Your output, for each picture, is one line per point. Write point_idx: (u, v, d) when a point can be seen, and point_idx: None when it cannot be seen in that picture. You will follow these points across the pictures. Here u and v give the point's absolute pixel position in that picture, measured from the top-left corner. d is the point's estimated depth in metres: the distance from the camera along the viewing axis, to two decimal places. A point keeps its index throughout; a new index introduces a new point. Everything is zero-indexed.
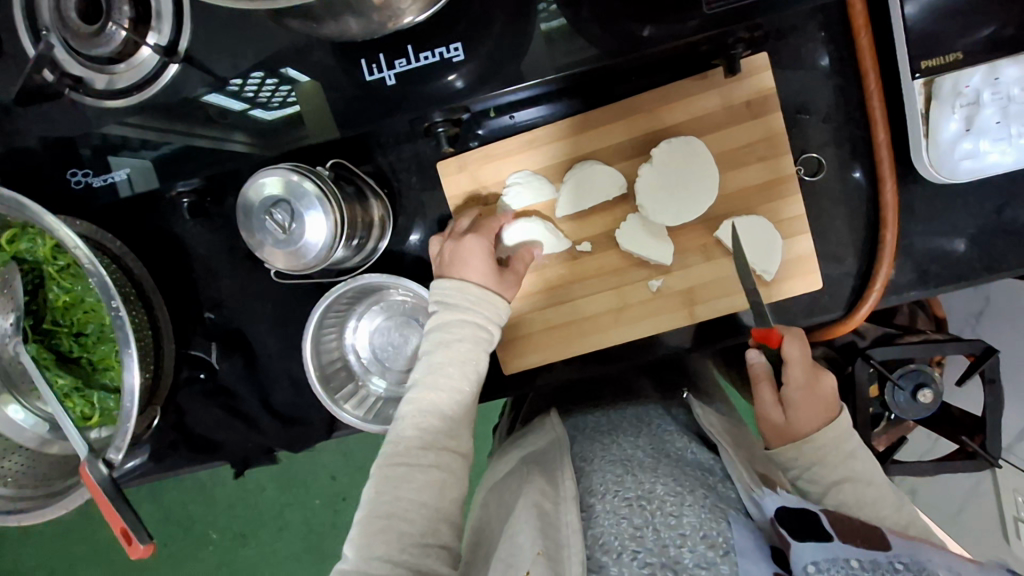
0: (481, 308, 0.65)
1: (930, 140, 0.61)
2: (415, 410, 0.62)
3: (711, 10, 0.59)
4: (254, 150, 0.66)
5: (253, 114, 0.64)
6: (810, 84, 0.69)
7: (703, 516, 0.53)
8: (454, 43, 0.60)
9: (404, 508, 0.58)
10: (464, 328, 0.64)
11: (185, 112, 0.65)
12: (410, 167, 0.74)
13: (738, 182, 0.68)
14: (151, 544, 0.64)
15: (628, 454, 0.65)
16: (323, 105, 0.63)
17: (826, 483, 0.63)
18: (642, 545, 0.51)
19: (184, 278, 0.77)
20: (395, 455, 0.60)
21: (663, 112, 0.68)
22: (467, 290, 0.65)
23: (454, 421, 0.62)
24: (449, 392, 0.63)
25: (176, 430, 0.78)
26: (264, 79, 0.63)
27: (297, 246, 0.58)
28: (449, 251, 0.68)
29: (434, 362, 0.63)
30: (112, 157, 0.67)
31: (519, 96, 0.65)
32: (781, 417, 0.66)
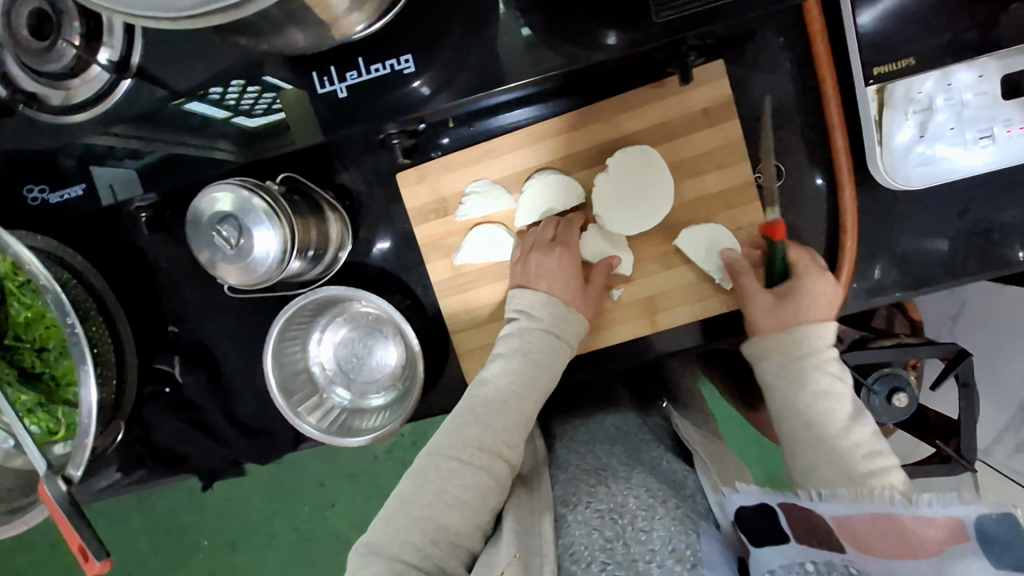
0: (565, 330, 0.66)
1: (884, 146, 0.60)
2: (476, 407, 0.62)
3: (664, 18, 0.57)
4: (239, 157, 0.68)
5: (236, 122, 0.65)
6: (768, 91, 0.68)
7: (672, 529, 0.52)
8: (405, 55, 0.59)
9: (446, 501, 0.56)
10: (549, 350, 0.65)
11: (143, 126, 0.65)
12: (371, 178, 0.73)
13: (696, 190, 0.67)
14: (108, 560, 0.62)
15: (602, 463, 0.64)
16: (310, 119, 0.63)
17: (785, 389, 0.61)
18: (612, 558, 0.50)
19: (147, 292, 0.77)
20: (449, 448, 0.59)
21: (620, 121, 0.67)
22: (549, 304, 0.66)
23: (514, 430, 0.61)
24: (526, 408, 0.62)
25: (141, 444, 0.78)
26: (246, 86, 0.62)
27: (248, 261, 0.58)
28: (530, 262, 0.67)
29: (509, 368, 0.64)
30: (100, 168, 0.67)
31: (475, 105, 0.66)
32: (770, 304, 0.64)
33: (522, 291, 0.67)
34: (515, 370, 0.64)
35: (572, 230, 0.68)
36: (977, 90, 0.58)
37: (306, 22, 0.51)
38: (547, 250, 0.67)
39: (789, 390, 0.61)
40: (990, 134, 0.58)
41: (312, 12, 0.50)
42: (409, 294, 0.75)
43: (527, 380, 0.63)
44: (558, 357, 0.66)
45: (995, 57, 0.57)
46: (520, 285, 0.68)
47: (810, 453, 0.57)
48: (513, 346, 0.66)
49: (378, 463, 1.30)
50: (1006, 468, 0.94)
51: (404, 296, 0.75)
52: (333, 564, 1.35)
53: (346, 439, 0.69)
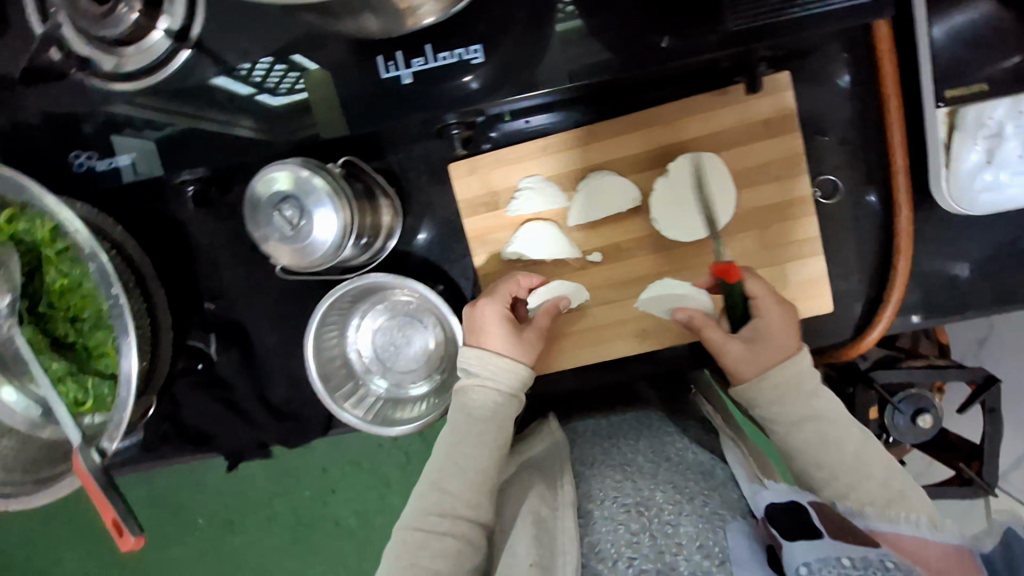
0: (511, 384, 0.64)
1: (951, 170, 0.60)
2: (434, 475, 0.62)
3: (736, 25, 0.57)
4: (263, 136, 0.64)
5: (259, 99, 0.63)
6: (827, 106, 0.68)
7: (699, 525, 0.52)
8: (474, 44, 0.59)
9: (420, 570, 0.55)
10: (496, 408, 0.63)
11: (181, 106, 0.64)
12: (420, 167, 0.73)
13: (751, 201, 0.67)
14: (141, 537, 0.63)
15: (627, 458, 0.64)
16: (331, 94, 0.60)
17: (787, 423, 0.62)
18: (639, 551, 0.49)
19: (185, 267, 0.76)
20: (412, 519, 0.59)
21: (679, 126, 0.66)
22: (489, 360, 0.64)
23: (477, 489, 0.60)
24: (477, 467, 0.61)
25: (169, 421, 0.77)
26: (273, 64, 0.61)
27: (305, 243, 0.57)
28: (469, 319, 0.66)
29: (455, 427, 0.63)
30: (121, 137, 0.65)
31: (535, 101, 0.65)
32: (742, 349, 0.63)
33: (465, 351, 0.65)
34: (463, 431, 0.63)
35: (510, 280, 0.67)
36: None
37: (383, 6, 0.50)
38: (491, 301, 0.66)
39: (790, 428, 0.62)
40: None
41: None
42: (451, 285, 0.75)
43: (477, 439, 0.62)
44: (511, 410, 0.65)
45: None
46: (468, 343, 0.67)
47: (826, 488, 0.60)
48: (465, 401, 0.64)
49: (382, 452, 1.30)
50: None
51: (445, 287, 0.75)
52: (332, 551, 1.34)
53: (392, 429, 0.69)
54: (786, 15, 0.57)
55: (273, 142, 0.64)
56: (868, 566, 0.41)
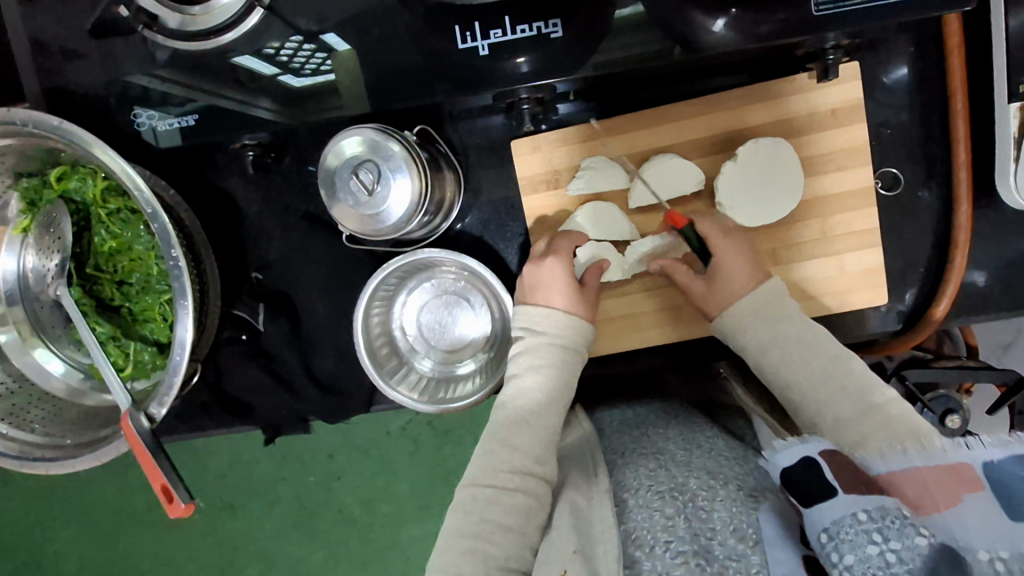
0: (572, 339, 0.66)
1: (1019, 164, 0.60)
2: (498, 435, 0.64)
3: (819, 12, 0.57)
4: (280, 117, 0.65)
5: (283, 80, 0.63)
6: (892, 98, 0.68)
7: (734, 509, 0.49)
8: (554, 18, 0.58)
9: (492, 526, 0.57)
10: (562, 360, 0.66)
11: (200, 80, 0.64)
12: (479, 143, 0.72)
13: (812, 190, 0.67)
14: (192, 504, 0.61)
15: (658, 447, 0.62)
16: (359, 78, 0.61)
17: (757, 348, 0.62)
18: (674, 534, 0.47)
19: (233, 235, 0.75)
20: (481, 477, 0.61)
21: (746, 112, 0.67)
22: (553, 317, 0.66)
23: (544, 447, 0.62)
24: (544, 423, 0.63)
25: (211, 390, 0.76)
26: (301, 44, 0.62)
27: (378, 212, 0.56)
28: (529, 276, 0.68)
29: (521, 388, 0.65)
30: (143, 108, 0.65)
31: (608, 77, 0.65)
32: (704, 286, 0.66)
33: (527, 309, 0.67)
34: (530, 388, 0.65)
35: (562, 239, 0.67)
36: None
37: None
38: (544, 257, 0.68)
39: (762, 357, 0.62)
40: None
41: None
42: (501, 264, 0.74)
43: (547, 397, 0.64)
44: (575, 365, 0.67)
45: None
46: (521, 303, 0.69)
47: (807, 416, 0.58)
48: (524, 364, 0.66)
49: (391, 438, 1.29)
50: None
51: (496, 266, 0.74)
52: (338, 537, 1.32)
53: (442, 407, 0.68)
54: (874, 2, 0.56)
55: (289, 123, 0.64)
56: (888, 517, 0.37)
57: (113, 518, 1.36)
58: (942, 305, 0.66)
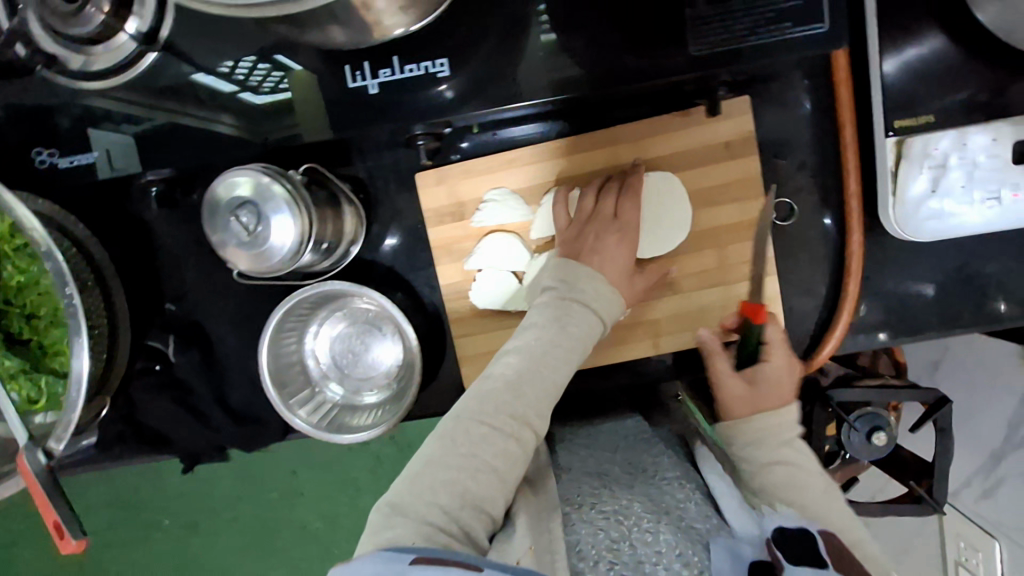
0: (601, 307, 0.63)
1: (897, 198, 0.62)
2: (509, 374, 0.59)
3: (698, 51, 0.58)
4: (241, 133, 0.64)
5: (243, 97, 0.62)
6: (788, 130, 0.70)
7: (679, 534, 0.51)
8: (441, 58, 0.59)
9: (474, 465, 0.54)
10: (582, 322, 0.62)
11: (162, 101, 0.63)
12: (389, 174, 0.73)
13: (709, 221, 0.69)
14: (84, 540, 0.62)
15: (603, 468, 0.61)
16: (315, 98, 0.61)
17: (760, 463, 0.62)
18: (619, 558, 0.48)
19: (146, 266, 0.75)
20: (479, 413, 0.57)
21: (643, 145, 0.68)
22: (591, 280, 0.64)
23: (546, 401, 0.59)
24: (553, 383, 0.60)
25: (125, 421, 0.76)
26: (256, 63, 0.61)
27: (262, 249, 0.57)
28: (587, 237, 0.66)
29: (545, 338, 0.60)
30: (96, 132, 0.64)
31: (512, 114, 0.66)
32: (741, 390, 0.64)
33: (577, 266, 0.65)
34: (555, 338, 0.60)
35: (625, 202, 0.67)
36: (991, 152, 0.60)
37: (349, 19, 0.51)
38: (603, 224, 0.67)
39: (761, 468, 0.61)
40: (998, 197, 0.61)
41: (358, 11, 0.50)
42: (412, 293, 0.75)
43: (559, 350, 0.60)
44: (592, 332, 0.62)
45: (1009, 123, 0.59)
46: (568, 256, 0.66)
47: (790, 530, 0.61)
48: (543, 315, 0.62)
49: (352, 455, 1.28)
50: (974, 513, 1.00)
51: (406, 295, 0.75)
52: (295, 553, 1.33)
53: (341, 438, 0.68)
54: (746, 42, 0.58)
55: (254, 143, 0.63)
56: None
57: None
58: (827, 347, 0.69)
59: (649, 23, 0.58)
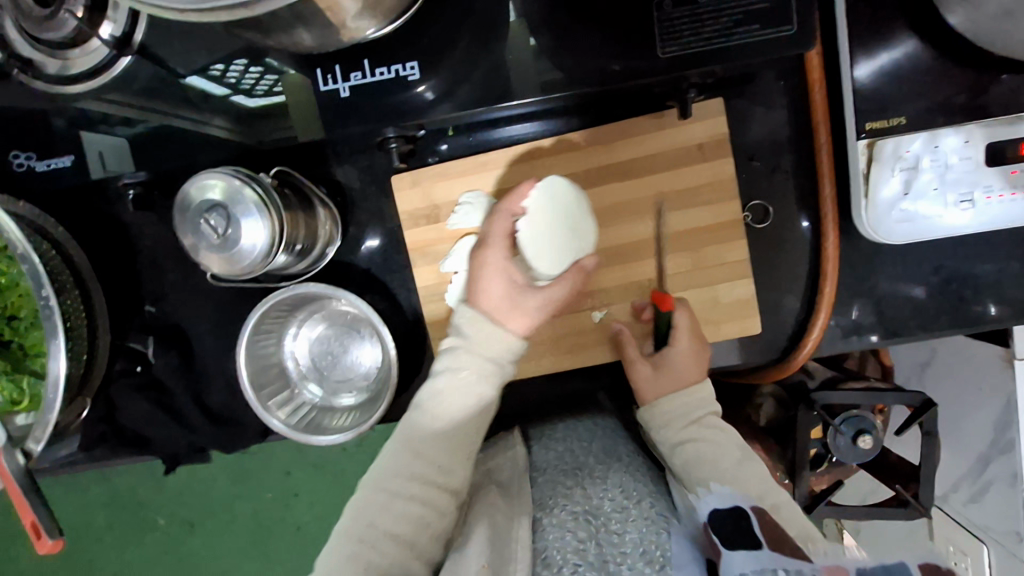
0: (497, 352, 0.62)
1: (869, 200, 0.62)
2: (410, 442, 0.63)
3: (667, 54, 0.58)
4: (233, 135, 0.68)
5: (233, 100, 0.66)
6: (763, 133, 0.69)
7: (643, 531, 0.53)
8: (411, 61, 0.59)
9: (385, 536, 0.59)
10: (483, 372, 0.62)
11: (156, 101, 0.66)
12: (366, 178, 0.73)
13: (684, 222, 0.68)
14: (60, 539, 0.62)
15: (579, 462, 0.64)
16: (304, 92, 0.61)
17: (671, 444, 0.67)
18: (584, 559, 0.50)
19: (126, 268, 0.76)
20: (384, 482, 0.63)
21: (617, 147, 0.68)
22: (477, 320, 0.62)
23: (455, 459, 0.63)
24: (458, 435, 0.62)
25: (105, 422, 0.76)
26: (246, 66, 0.64)
27: (233, 252, 0.57)
28: (476, 264, 0.64)
29: (436, 390, 0.63)
30: (90, 133, 0.67)
31: (514, 111, 0.66)
32: (645, 373, 0.68)
33: (472, 313, 0.62)
34: (445, 397, 0.63)
35: (501, 227, 0.65)
36: (963, 154, 0.60)
37: (316, 24, 0.52)
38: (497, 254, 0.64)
39: (674, 450, 0.66)
40: (971, 199, 0.60)
41: (324, 16, 0.51)
42: (389, 295, 0.75)
43: (465, 400, 0.62)
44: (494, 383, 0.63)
45: (980, 125, 0.59)
46: (465, 301, 0.64)
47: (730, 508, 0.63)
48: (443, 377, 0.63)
49: (345, 455, 1.29)
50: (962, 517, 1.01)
51: (384, 297, 0.75)
52: (284, 556, 1.33)
53: (317, 439, 0.69)
54: (717, 44, 0.58)
55: (245, 143, 0.68)
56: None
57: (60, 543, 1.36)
58: (808, 347, 0.68)
59: (618, 27, 0.58)
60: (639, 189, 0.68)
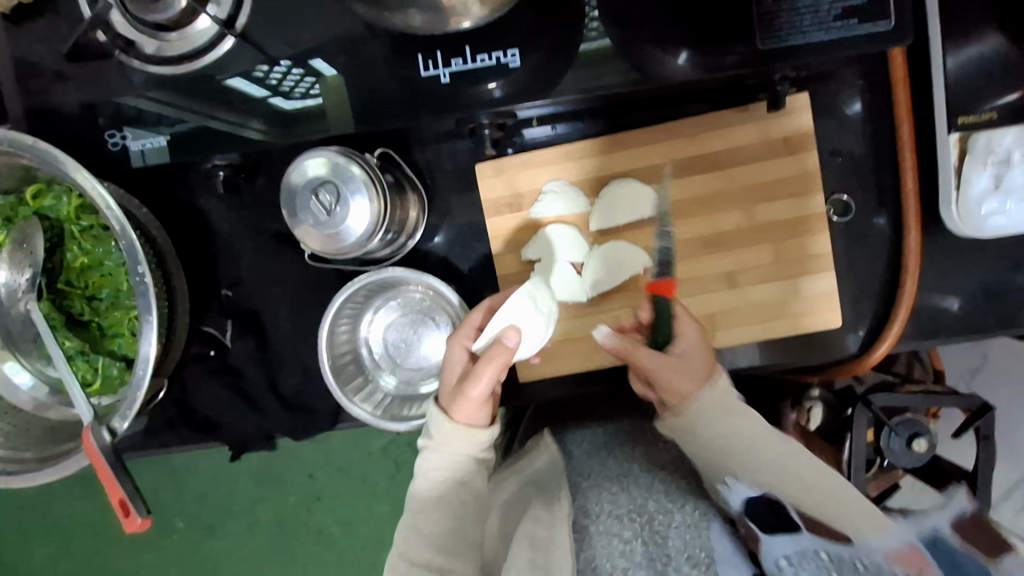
0: (460, 444, 0.63)
1: (959, 193, 0.63)
2: (406, 552, 0.61)
3: (764, 46, 0.59)
4: (268, 137, 0.64)
5: (273, 102, 0.64)
6: (844, 129, 0.71)
7: (688, 534, 0.51)
8: (512, 48, 0.61)
9: None
10: (450, 465, 0.63)
11: (191, 102, 0.65)
12: (445, 167, 0.74)
13: (767, 215, 0.69)
14: (147, 519, 0.63)
15: (622, 469, 0.61)
16: (348, 106, 0.63)
17: (717, 433, 0.62)
18: (633, 561, 0.49)
19: (205, 252, 0.76)
20: None
21: (702, 139, 0.69)
22: (437, 422, 0.63)
23: (456, 549, 0.61)
24: (454, 529, 0.62)
25: (179, 405, 0.77)
26: (290, 68, 0.63)
27: (337, 230, 0.58)
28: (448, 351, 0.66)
29: (417, 497, 0.64)
30: (133, 129, 0.66)
31: (541, 110, 0.67)
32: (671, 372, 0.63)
33: (436, 415, 0.64)
34: (427, 497, 0.64)
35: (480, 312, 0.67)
36: None
37: None
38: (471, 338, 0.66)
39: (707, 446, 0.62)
40: None
41: None
42: (465, 284, 0.75)
43: (448, 496, 0.63)
44: (468, 469, 0.64)
45: None
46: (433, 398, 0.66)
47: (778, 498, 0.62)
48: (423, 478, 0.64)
49: (372, 459, 1.27)
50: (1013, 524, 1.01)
51: (459, 285, 0.75)
52: (312, 559, 1.31)
53: (396, 425, 0.69)
54: (813, 38, 0.59)
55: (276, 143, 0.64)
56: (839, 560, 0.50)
57: (89, 539, 1.34)
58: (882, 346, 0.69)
59: (714, 20, 0.60)
60: (721, 181, 0.69)
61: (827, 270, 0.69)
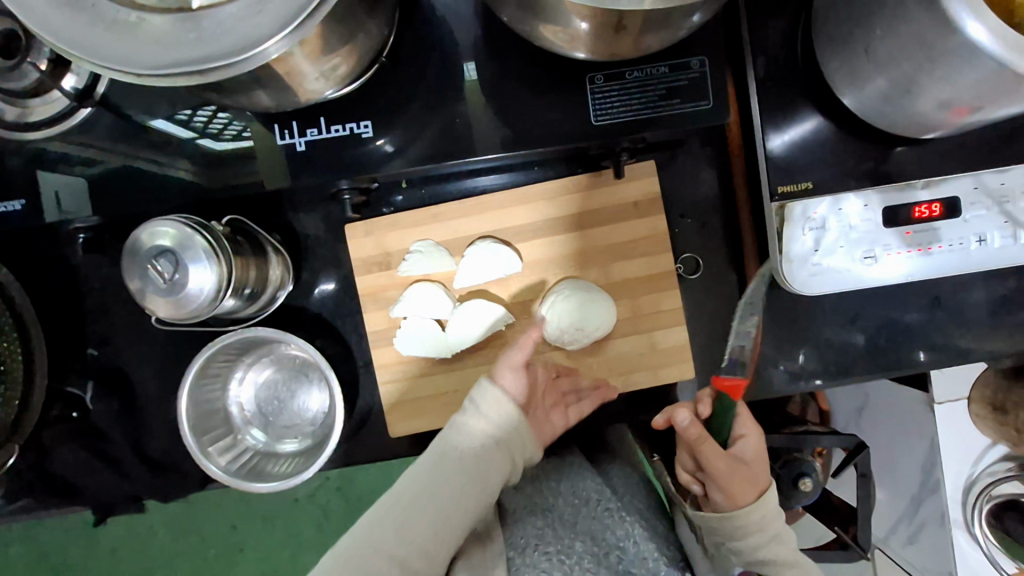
0: (512, 440, 0.60)
1: (785, 254, 0.68)
2: (402, 499, 0.55)
3: (599, 122, 0.64)
4: (198, 179, 0.64)
5: (199, 143, 0.64)
6: (694, 192, 0.76)
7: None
8: (364, 120, 0.64)
9: None
10: (486, 449, 0.58)
11: (117, 145, 0.65)
12: (320, 226, 0.76)
13: (623, 273, 0.73)
14: None
15: (544, 502, 0.62)
16: (278, 150, 0.63)
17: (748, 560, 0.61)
18: None
19: (71, 311, 0.75)
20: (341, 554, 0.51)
21: (563, 201, 0.73)
22: (500, 401, 0.60)
23: (445, 533, 0.54)
24: (455, 508, 0.55)
25: (35, 471, 0.74)
26: (215, 112, 0.63)
27: (179, 296, 0.59)
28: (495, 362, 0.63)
29: (437, 461, 0.57)
30: (47, 174, 0.66)
31: (473, 166, 0.69)
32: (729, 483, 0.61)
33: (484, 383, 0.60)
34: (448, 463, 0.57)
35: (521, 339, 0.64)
36: (863, 215, 0.67)
37: (273, 85, 0.54)
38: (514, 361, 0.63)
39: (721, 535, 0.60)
40: (874, 255, 0.67)
41: (282, 79, 0.53)
42: (340, 340, 0.76)
43: (466, 477, 0.56)
44: (499, 462, 0.58)
45: (878, 190, 0.67)
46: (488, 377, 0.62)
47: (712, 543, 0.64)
48: (454, 438, 0.58)
49: (296, 508, 1.23)
50: (902, 559, 1.00)
51: (335, 341, 0.76)
52: None
53: (250, 485, 0.67)
54: (644, 114, 0.64)
55: (207, 186, 0.64)
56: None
57: None
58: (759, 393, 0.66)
59: (554, 99, 0.64)
60: (580, 240, 0.73)
61: (677, 323, 0.73)
